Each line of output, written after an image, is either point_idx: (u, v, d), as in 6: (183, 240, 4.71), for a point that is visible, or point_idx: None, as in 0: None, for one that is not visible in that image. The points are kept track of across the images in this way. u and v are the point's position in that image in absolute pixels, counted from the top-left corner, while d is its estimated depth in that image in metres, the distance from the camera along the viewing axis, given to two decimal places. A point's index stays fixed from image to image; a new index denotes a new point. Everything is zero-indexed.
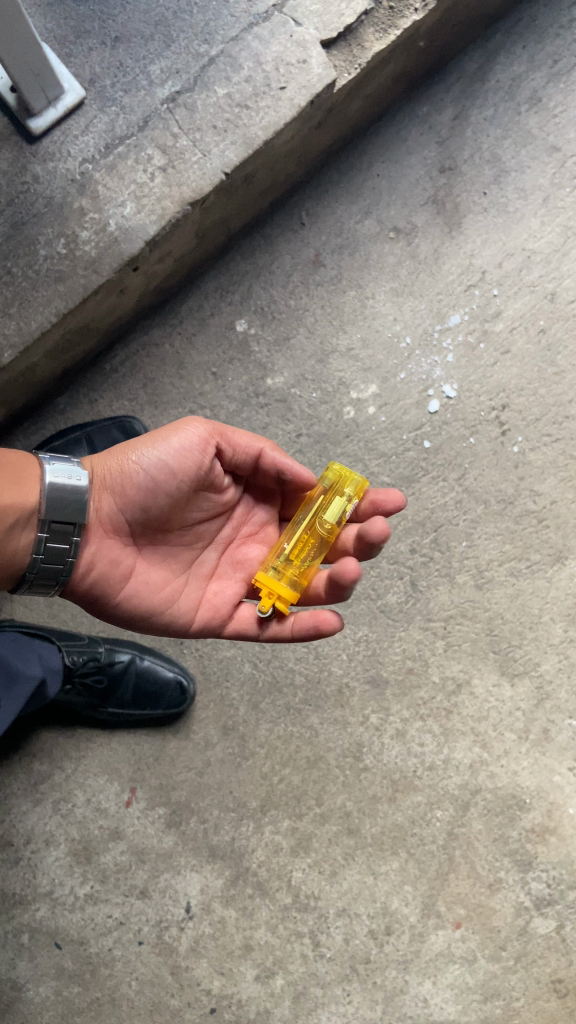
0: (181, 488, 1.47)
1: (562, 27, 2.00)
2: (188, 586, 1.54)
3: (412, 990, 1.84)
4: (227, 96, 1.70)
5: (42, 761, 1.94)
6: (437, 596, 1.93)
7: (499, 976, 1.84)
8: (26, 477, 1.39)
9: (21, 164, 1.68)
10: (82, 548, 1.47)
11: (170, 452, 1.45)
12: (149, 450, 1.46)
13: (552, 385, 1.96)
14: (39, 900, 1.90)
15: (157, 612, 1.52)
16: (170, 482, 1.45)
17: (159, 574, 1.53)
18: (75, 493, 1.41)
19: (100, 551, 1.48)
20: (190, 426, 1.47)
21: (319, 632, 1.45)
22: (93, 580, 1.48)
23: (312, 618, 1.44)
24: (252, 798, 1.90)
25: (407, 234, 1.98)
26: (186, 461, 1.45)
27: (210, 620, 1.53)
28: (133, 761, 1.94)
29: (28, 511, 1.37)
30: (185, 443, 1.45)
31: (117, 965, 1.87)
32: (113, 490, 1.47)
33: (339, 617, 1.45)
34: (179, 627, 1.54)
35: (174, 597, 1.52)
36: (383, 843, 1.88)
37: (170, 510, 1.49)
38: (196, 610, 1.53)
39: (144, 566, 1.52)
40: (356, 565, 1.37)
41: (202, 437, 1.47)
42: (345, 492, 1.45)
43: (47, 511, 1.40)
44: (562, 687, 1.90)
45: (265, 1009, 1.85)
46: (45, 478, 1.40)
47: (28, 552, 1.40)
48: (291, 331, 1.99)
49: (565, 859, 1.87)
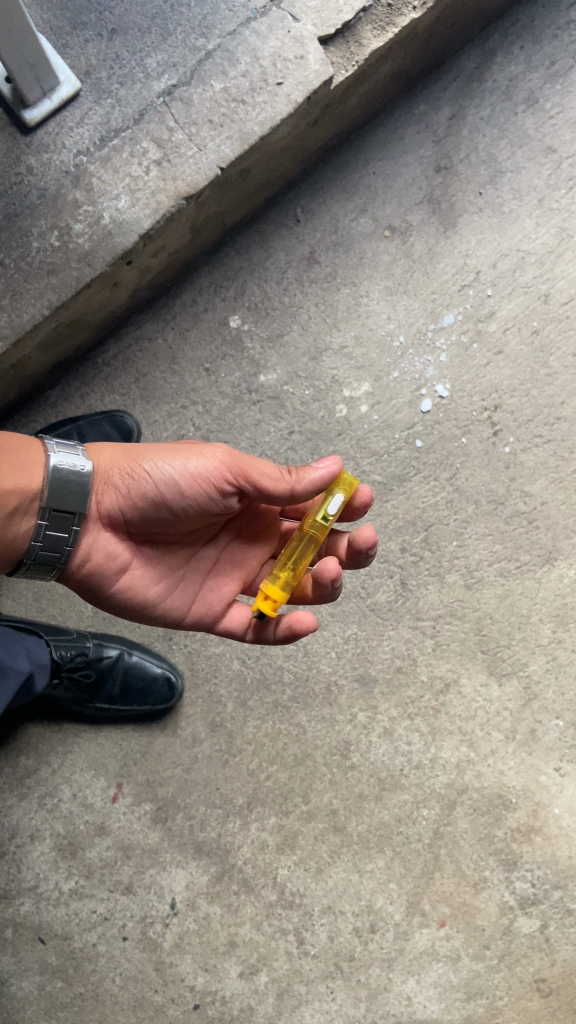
0: (188, 507, 1.44)
1: (560, 28, 2.00)
2: (183, 583, 1.55)
3: (396, 987, 1.84)
4: (224, 91, 1.69)
5: (28, 755, 1.94)
6: (426, 596, 1.93)
7: (483, 976, 1.85)
8: (29, 462, 1.37)
9: (15, 155, 1.67)
10: (81, 537, 1.47)
11: (184, 475, 1.41)
12: (164, 463, 1.43)
13: (545, 386, 1.96)
14: (23, 895, 1.90)
15: (150, 606, 1.54)
16: (177, 500, 1.43)
17: (155, 570, 1.53)
18: (78, 481, 1.40)
19: (97, 541, 1.48)
20: (211, 454, 1.42)
21: (303, 632, 1.45)
22: (89, 570, 1.49)
23: (288, 622, 1.45)
24: (239, 796, 1.90)
25: (402, 233, 1.98)
26: (199, 483, 1.41)
27: (204, 613, 1.55)
28: (120, 757, 1.93)
29: (29, 496, 1.37)
30: (202, 469, 1.41)
31: (101, 961, 1.87)
32: (116, 486, 1.45)
33: (314, 616, 1.45)
34: (170, 620, 1.56)
35: (168, 593, 1.54)
36: (369, 842, 1.88)
37: (174, 518, 1.46)
38: (189, 608, 1.55)
39: (141, 563, 1.52)
40: (335, 564, 1.42)
41: (220, 465, 1.41)
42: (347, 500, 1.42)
43: (49, 498, 1.39)
44: (550, 687, 1.91)
45: (249, 1007, 1.85)
46: (49, 464, 1.39)
47: (28, 537, 1.40)
48: (284, 328, 1.98)
49: (550, 859, 1.87)
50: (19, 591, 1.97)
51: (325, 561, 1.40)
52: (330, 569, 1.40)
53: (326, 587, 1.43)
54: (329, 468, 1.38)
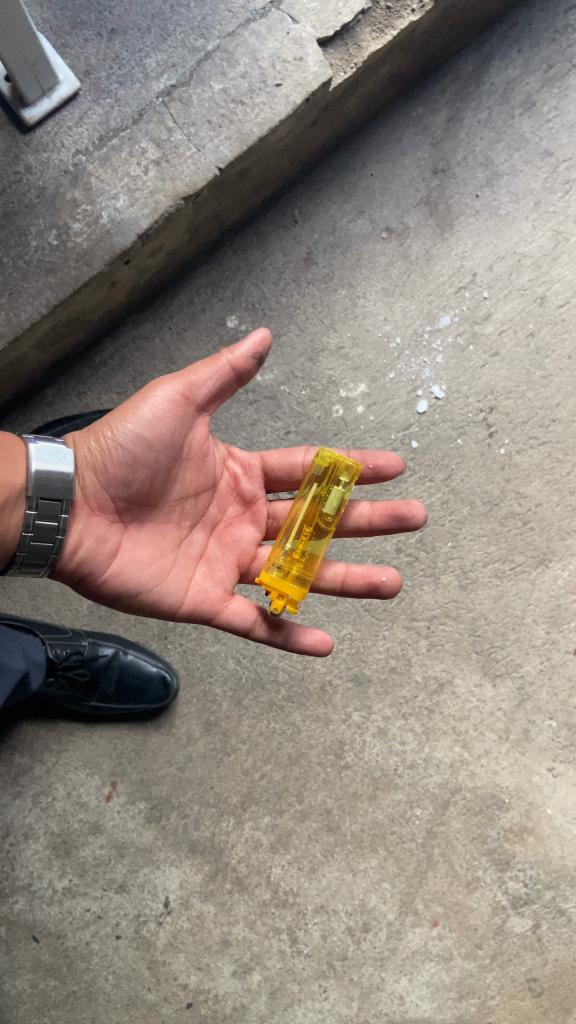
0: (159, 460, 1.44)
1: (558, 32, 2.01)
2: (176, 566, 1.50)
3: (389, 986, 1.85)
4: (223, 92, 1.70)
5: (23, 754, 1.94)
6: (421, 596, 1.93)
7: (475, 975, 1.85)
8: (13, 457, 1.39)
9: (13, 153, 1.67)
10: (71, 526, 1.44)
11: (144, 425, 1.40)
12: (122, 420, 1.41)
13: (540, 388, 1.97)
14: (17, 892, 1.89)
15: (145, 594, 1.48)
16: (146, 451, 1.42)
17: (146, 552, 1.48)
18: (63, 472, 1.41)
19: (87, 529, 1.45)
20: (158, 391, 1.40)
21: (319, 646, 1.54)
22: (81, 560, 1.45)
23: (316, 638, 1.53)
24: (233, 795, 1.91)
25: (400, 234, 1.99)
26: (160, 424, 1.40)
27: (203, 600, 1.50)
28: (114, 757, 1.93)
29: (15, 490, 1.38)
30: (157, 409, 1.40)
31: (94, 959, 1.87)
32: (96, 465, 1.43)
33: (329, 639, 1.56)
34: (167, 609, 1.50)
35: (162, 577, 1.48)
36: (363, 842, 1.89)
37: (152, 482, 1.46)
38: (185, 593, 1.50)
39: (130, 546, 1.48)
40: (396, 572, 1.55)
41: (171, 399, 1.40)
42: (342, 479, 1.44)
43: (35, 490, 1.40)
44: (543, 688, 1.92)
45: (241, 1006, 1.85)
46: (30, 456, 1.41)
47: (18, 531, 1.41)
48: (281, 329, 1.99)
49: (542, 859, 1.88)
50: (14, 590, 1.97)
51: (388, 573, 1.54)
52: (396, 582, 1.54)
53: (385, 595, 1.55)
54: (256, 337, 1.35)
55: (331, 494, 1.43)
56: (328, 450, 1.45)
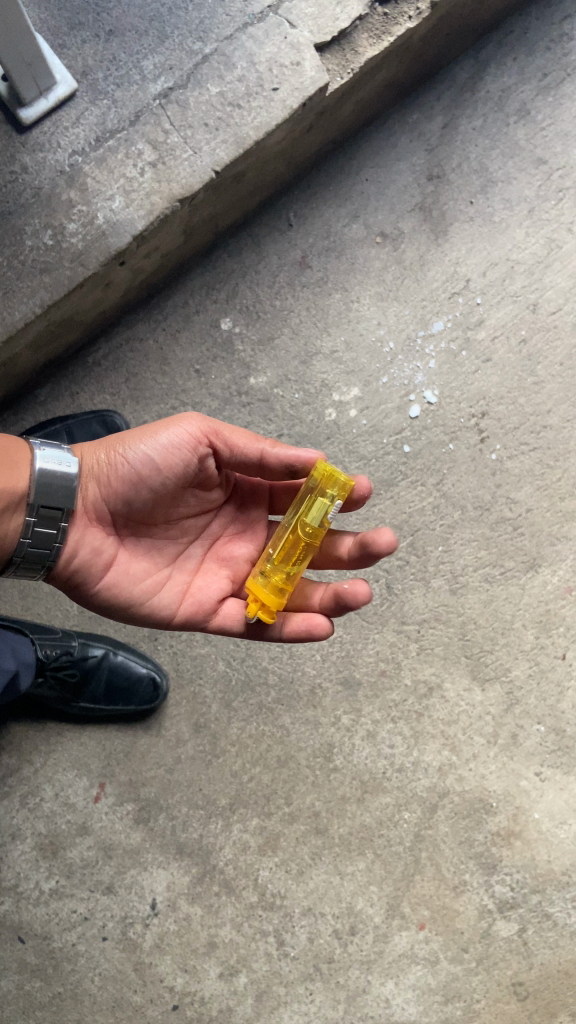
0: (167, 485, 1.45)
1: (553, 41, 2.02)
2: (170, 581, 1.51)
3: (375, 990, 1.85)
4: (219, 96, 1.70)
5: (11, 754, 1.93)
6: (411, 599, 1.94)
7: (461, 979, 1.86)
8: (17, 463, 1.38)
9: (9, 153, 1.67)
10: (69, 534, 1.45)
11: (158, 450, 1.42)
12: (137, 442, 1.43)
13: (531, 395, 1.98)
14: (4, 892, 1.89)
15: (137, 605, 1.49)
16: (154, 475, 1.43)
17: (142, 566, 1.50)
18: (65, 480, 1.42)
19: (84, 537, 1.46)
20: (181, 425, 1.43)
21: (313, 636, 1.48)
22: (75, 570, 1.46)
23: (305, 623, 1.47)
24: (221, 797, 1.91)
25: (393, 239, 2.00)
26: (173, 453, 1.42)
27: (193, 615, 1.50)
28: (103, 757, 1.93)
29: (17, 497, 1.37)
30: (175, 441, 1.42)
31: (80, 960, 1.87)
32: (101, 477, 1.45)
33: (328, 623, 1.47)
34: (158, 621, 1.51)
35: (155, 591, 1.49)
36: (350, 844, 1.89)
37: (155, 501, 1.47)
38: (177, 608, 1.50)
39: (127, 559, 1.49)
40: (365, 586, 1.44)
41: (191, 436, 1.43)
42: (330, 492, 1.38)
43: (36, 498, 1.40)
44: (531, 692, 1.92)
45: (227, 1009, 1.85)
46: (35, 463, 1.40)
47: (17, 538, 1.40)
48: (276, 331, 1.99)
49: (529, 863, 1.89)
50: (4, 590, 1.97)
51: (355, 582, 1.43)
52: (360, 591, 1.43)
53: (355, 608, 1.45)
54: (307, 457, 1.43)
55: (314, 504, 1.38)
56: (324, 464, 1.40)
